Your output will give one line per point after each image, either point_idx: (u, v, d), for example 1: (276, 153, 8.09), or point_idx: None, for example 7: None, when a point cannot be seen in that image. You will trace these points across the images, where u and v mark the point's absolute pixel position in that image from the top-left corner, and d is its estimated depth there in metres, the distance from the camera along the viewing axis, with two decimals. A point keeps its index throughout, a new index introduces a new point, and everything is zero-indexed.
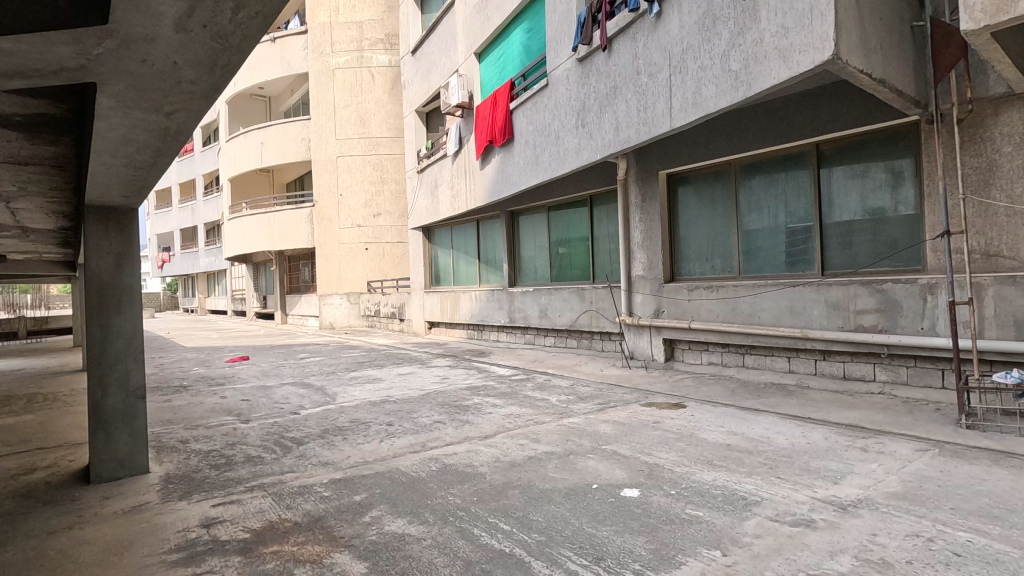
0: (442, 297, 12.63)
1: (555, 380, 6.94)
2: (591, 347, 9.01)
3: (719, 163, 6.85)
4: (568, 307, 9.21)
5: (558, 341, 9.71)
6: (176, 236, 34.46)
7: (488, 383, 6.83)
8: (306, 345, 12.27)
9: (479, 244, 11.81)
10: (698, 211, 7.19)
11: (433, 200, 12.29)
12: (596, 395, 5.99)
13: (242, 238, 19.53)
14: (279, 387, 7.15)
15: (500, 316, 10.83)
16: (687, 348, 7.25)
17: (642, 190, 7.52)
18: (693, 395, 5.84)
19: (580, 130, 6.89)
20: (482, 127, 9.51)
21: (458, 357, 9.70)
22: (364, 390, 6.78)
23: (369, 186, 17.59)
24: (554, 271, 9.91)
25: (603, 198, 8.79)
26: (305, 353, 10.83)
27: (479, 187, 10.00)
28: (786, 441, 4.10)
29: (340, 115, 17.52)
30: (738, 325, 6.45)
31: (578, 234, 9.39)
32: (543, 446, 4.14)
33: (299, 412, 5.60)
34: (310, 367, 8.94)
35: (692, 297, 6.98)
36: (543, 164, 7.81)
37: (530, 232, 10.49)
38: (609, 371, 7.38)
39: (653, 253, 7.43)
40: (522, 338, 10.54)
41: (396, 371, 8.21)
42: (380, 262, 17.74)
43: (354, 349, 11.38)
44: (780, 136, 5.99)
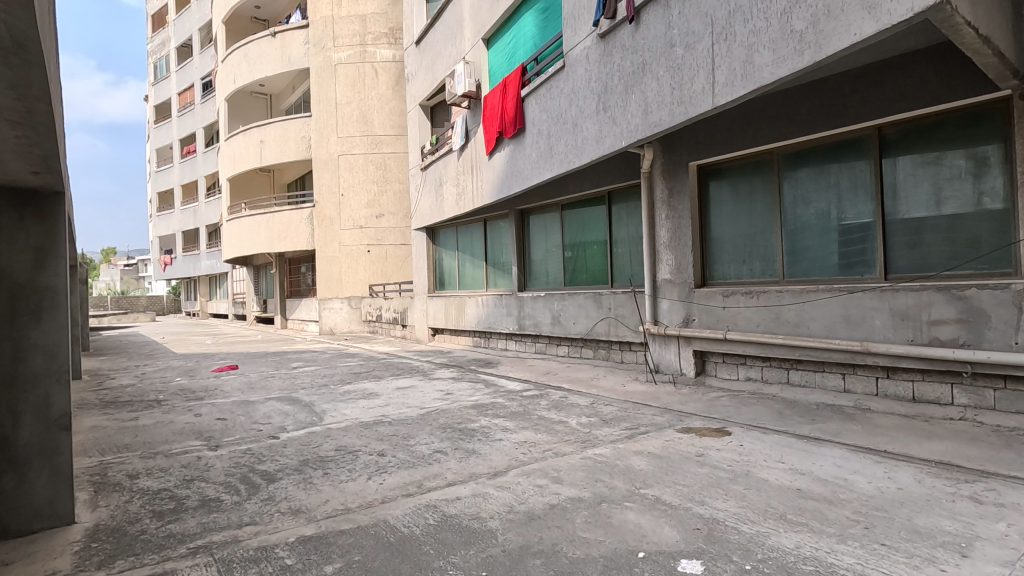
0: (446, 303, 11.87)
1: (572, 398, 6.15)
2: (609, 358, 8.21)
3: (759, 152, 6.05)
4: (583, 315, 8.42)
5: (571, 352, 8.92)
6: (178, 238, 33.95)
7: (497, 401, 6.05)
8: (301, 354, 11.52)
9: (487, 246, 11.06)
10: (733, 208, 6.39)
11: (437, 199, 11.54)
12: (622, 417, 5.19)
13: (241, 240, 18.88)
14: (263, 402, 6.40)
15: (508, 323, 10.05)
16: (720, 361, 6.45)
17: (669, 185, 6.73)
18: (735, 417, 5.04)
19: (602, 115, 6.12)
20: (491, 118, 8.76)
21: (463, 367, 8.93)
22: (357, 407, 6.01)
23: (371, 185, 16.90)
24: (568, 274, 9.14)
25: (622, 195, 8.02)
26: (299, 362, 10.08)
27: (486, 183, 9.25)
28: (870, 485, 3.29)
29: (342, 112, 16.86)
30: (783, 336, 5.63)
31: (594, 235, 8.62)
32: (566, 489, 3.36)
33: (278, 436, 4.84)
34: (302, 378, 8.17)
35: (727, 304, 6.17)
36: (558, 156, 7.05)
37: (542, 233, 9.72)
38: (632, 387, 6.58)
39: (682, 255, 6.63)
40: (532, 347, 9.75)
41: (394, 384, 7.43)
42: (383, 265, 17.02)
43: (351, 358, 10.61)
44: (834, 119, 5.20)
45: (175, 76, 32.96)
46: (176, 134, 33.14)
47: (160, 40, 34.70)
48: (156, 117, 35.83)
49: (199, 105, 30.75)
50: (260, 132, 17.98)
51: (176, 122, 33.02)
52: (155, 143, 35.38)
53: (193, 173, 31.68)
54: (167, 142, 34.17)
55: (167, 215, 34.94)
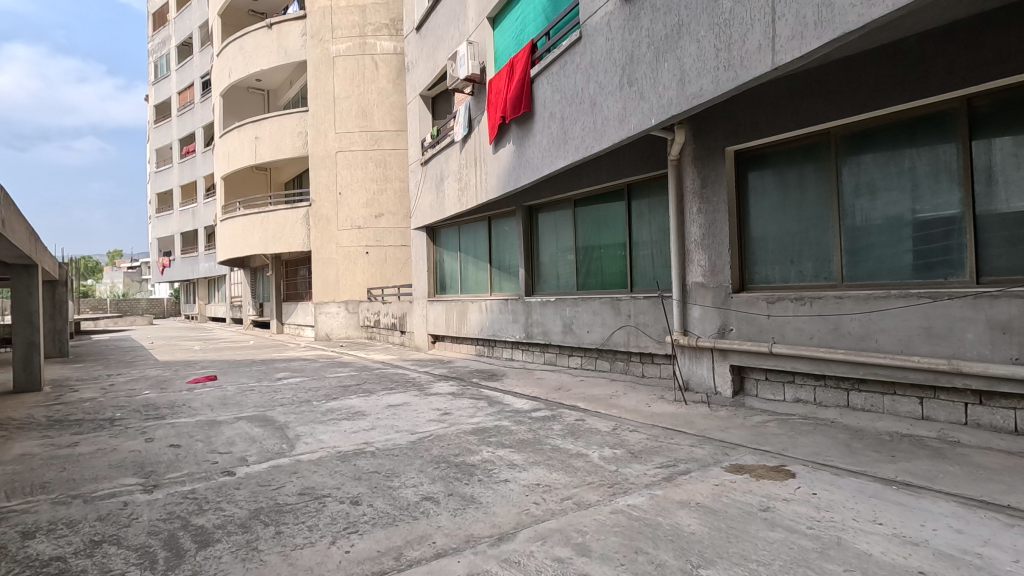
0: (447, 308, 10.98)
1: (590, 421, 5.25)
2: (628, 372, 7.32)
3: (812, 134, 5.15)
4: (599, 322, 7.54)
5: (585, 363, 8.02)
6: (177, 241, 33.26)
7: (503, 425, 5.17)
8: (290, 362, 10.64)
9: (492, 247, 10.17)
10: (778, 199, 5.48)
11: (438, 196, 10.67)
12: (653, 449, 4.29)
13: (235, 241, 18.08)
14: (230, 423, 5.51)
15: (514, 331, 9.16)
16: (762, 379, 5.53)
17: (702, 173, 5.85)
18: (793, 451, 4.12)
19: (626, 90, 5.24)
20: (496, 103, 7.89)
21: (465, 380, 8.03)
22: (338, 431, 5.12)
23: (370, 184, 16.08)
24: (582, 278, 8.24)
25: (645, 188, 7.14)
26: (286, 373, 9.20)
27: (491, 176, 8.38)
28: (1019, 567, 2.37)
29: (340, 107, 16.05)
30: (844, 351, 4.71)
31: (611, 233, 7.73)
32: (597, 566, 2.45)
33: (235, 472, 3.96)
34: (285, 392, 7.29)
35: (773, 313, 5.26)
36: (573, 142, 6.18)
37: (552, 232, 8.81)
38: (659, 408, 5.67)
39: (717, 255, 5.73)
40: (540, 358, 8.85)
41: (385, 401, 6.54)
42: (382, 267, 16.17)
43: (343, 368, 9.73)
44: (912, 88, 4.29)
45: (175, 75, 32.37)
46: (175, 134, 32.52)
47: (161, 39, 34.14)
48: (155, 117, 35.23)
49: (198, 104, 30.11)
50: (255, 129, 17.20)
51: (176, 122, 32.40)
52: (155, 144, 34.75)
53: (192, 174, 31.03)
54: (167, 143, 33.55)
55: (166, 216, 34.24)
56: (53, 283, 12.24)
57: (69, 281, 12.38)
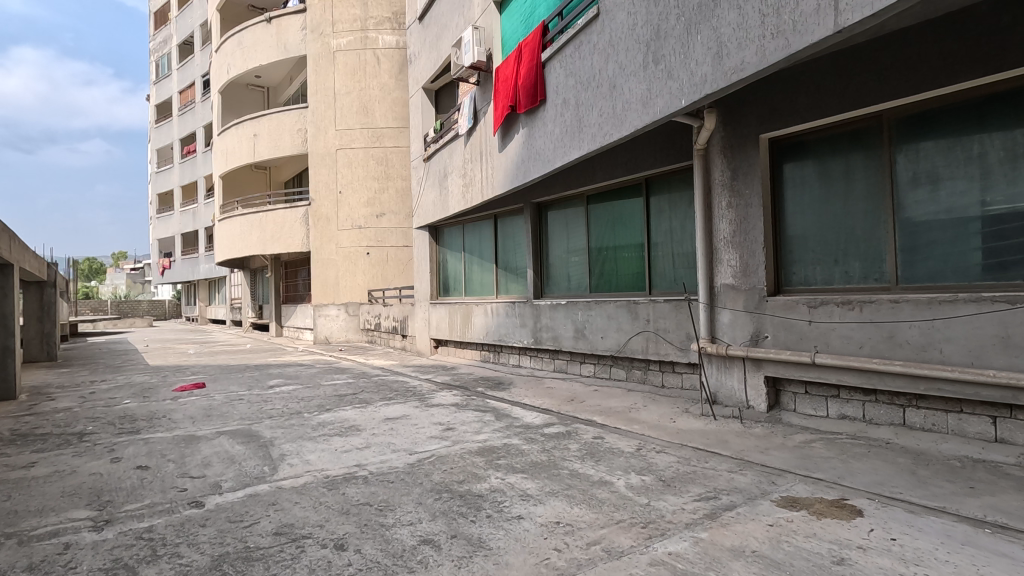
0: (451, 311, 10.44)
1: (611, 439, 4.69)
2: (646, 381, 6.78)
3: (859, 118, 4.59)
4: (614, 328, 7.01)
5: (598, 372, 7.47)
6: (178, 242, 32.87)
7: (513, 444, 4.62)
8: (286, 368, 10.12)
9: (498, 247, 9.63)
10: (820, 191, 4.91)
11: (441, 193, 10.13)
12: (687, 475, 3.73)
13: (232, 241, 17.58)
14: (210, 440, 4.96)
15: (522, 336, 8.62)
16: (800, 392, 4.96)
17: (732, 163, 5.29)
18: (851, 480, 3.55)
19: (651, 69, 4.70)
20: (503, 92, 7.35)
21: (469, 389, 7.48)
22: (328, 450, 4.57)
23: (371, 182, 15.58)
24: (595, 279, 7.70)
25: (665, 182, 6.61)
26: (279, 380, 8.65)
27: (498, 170, 7.84)
28: None
29: (341, 103, 15.56)
30: (901, 363, 4.14)
31: (627, 231, 7.19)
32: None
33: (204, 503, 3.41)
34: (275, 402, 6.75)
35: (816, 318, 4.70)
36: (589, 131, 5.64)
37: (562, 231, 8.28)
38: (687, 424, 5.11)
39: (749, 254, 5.18)
40: (550, 365, 8.30)
41: (383, 413, 5.99)
42: (383, 268, 15.65)
43: (341, 375, 9.18)
44: (986, 60, 3.73)
45: (177, 74, 31.98)
46: (176, 134, 32.15)
47: (162, 38, 33.79)
48: (156, 117, 34.88)
49: (199, 103, 29.73)
50: (254, 126, 16.72)
51: (176, 122, 32.02)
52: (155, 144, 34.37)
53: (193, 174, 30.63)
54: (168, 143, 33.18)
55: (166, 217, 33.84)
56: (40, 285, 11.73)
57: (56, 282, 11.84)
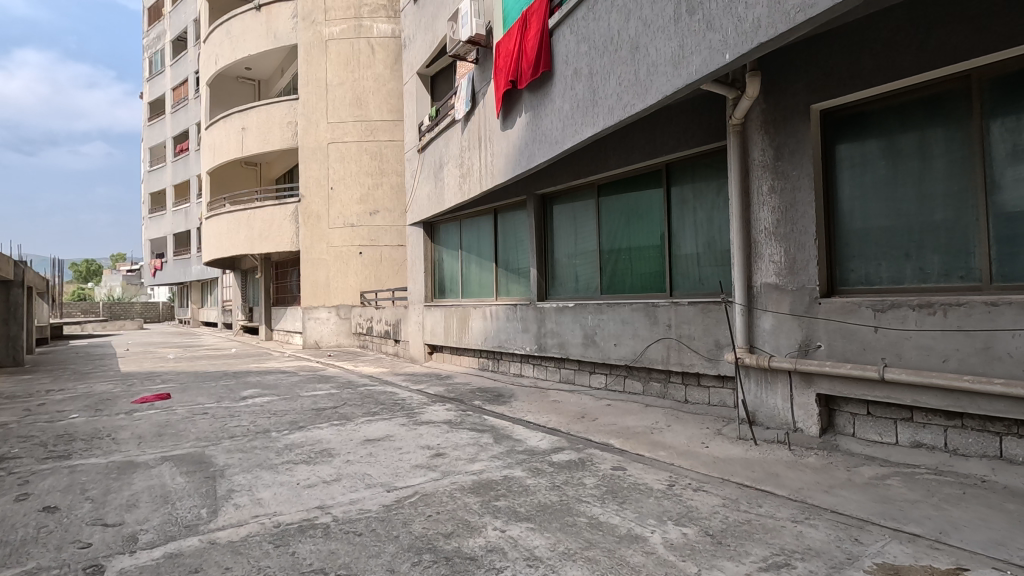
0: (446, 314, 9.60)
1: (635, 472, 3.84)
2: (666, 396, 5.98)
3: (938, 81, 3.77)
4: (630, 334, 6.23)
5: (610, 383, 6.64)
6: (170, 243, 32.03)
7: (515, 478, 3.77)
8: (266, 376, 9.24)
9: (498, 244, 8.81)
10: (886, 172, 4.08)
11: (437, 185, 9.29)
12: (742, 529, 2.87)
13: (219, 240, 16.75)
14: (149, 469, 4.09)
15: (524, 342, 7.77)
16: (862, 413, 4.12)
17: (775, 140, 4.47)
18: (959, 538, 2.71)
19: (685, 20, 3.88)
20: (504, 67, 6.53)
21: (465, 402, 6.64)
22: (288, 485, 3.70)
23: (364, 178, 14.76)
24: (607, 279, 6.88)
25: (688, 168, 5.84)
26: (255, 390, 7.78)
27: (498, 157, 7.03)
28: None
29: (333, 95, 14.78)
30: (1003, 381, 3.30)
31: (644, 224, 6.38)
32: None
33: (103, 568, 2.55)
34: (242, 418, 5.87)
35: (884, 325, 3.86)
36: (605, 103, 4.83)
37: (569, 226, 7.45)
38: (724, 451, 4.27)
39: (797, 247, 4.35)
40: (555, 375, 7.46)
41: (364, 434, 5.13)
42: (376, 269, 14.80)
43: (324, 384, 8.31)
44: None
45: (170, 71, 31.17)
46: (169, 131, 31.32)
47: (156, 33, 32.99)
48: (150, 114, 34.06)
49: (192, 100, 28.94)
50: (242, 118, 15.90)
51: (169, 119, 31.20)
52: (148, 142, 33.53)
53: (185, 172, 29.80)
54: (161, 141, 32.37)
55: (159, 217, 32.99)
56: (7, 284, 11.22)
57: (25, 282, 11.35)
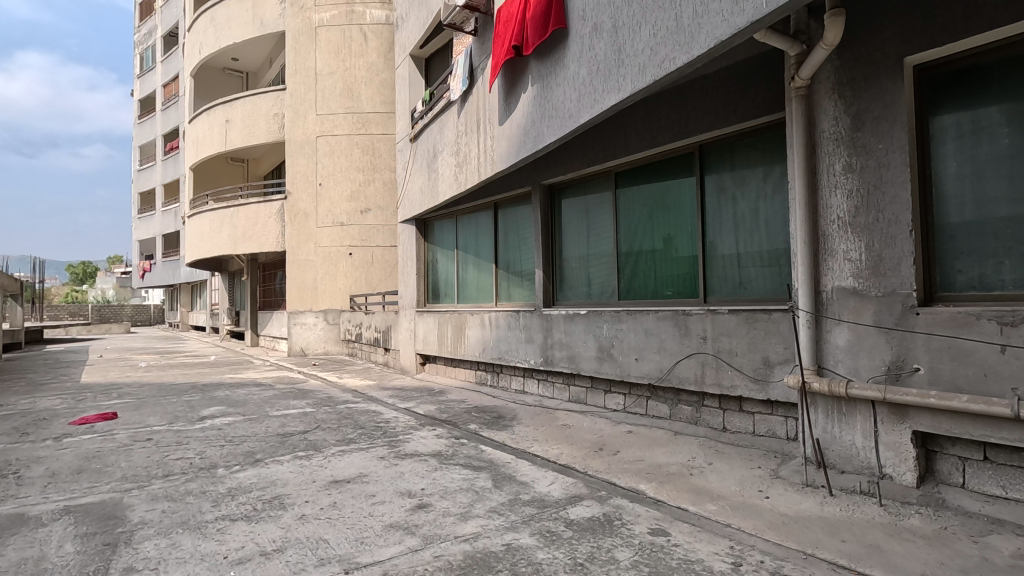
0: (440, 321, 8.63)
1: (684, 541, 2.85)
2: (700, 423, 5.01)
3: None
4: (654, 347, 5.27)
5: (630, 405, 5.67)
6: (159, 244, 31.00)
7: (521, 551, 2.77)
8: (237, 390, 8.22)
9: (499, 243, 7.84)
10: (1010, 143, 3.12)
11: (431, 177, 8.31)
12: None
13: (202, 240, 15.75)
14: (34, 530, 3.08)
15: (528, 354, 6.79)
16: (976, 458, 3.13)
17: (854, 105, 3.52)
18: None
19: None
20: (504, 31, 5.55)
21: (459, 426, 5.65)
22: (209, 561, 2.69)
23: (355, 174, 13.82)
24: (625, 282, 5.92)
25: (727, 150, 4.91)
26: (219, 408, 6.76)
27: (499, 140, 6.07)
28: None
29: (322, 85, 13.84)
30: None
31: (670, 218, 5.43)
32: None
33: None
34: (190, 448, 4.86)
35: (1016, 345, 2.88)
36: (634, 61, 3.87)
37: (580, 220, 6.50)
38: (793, 506, 3.27)
39: (885, 242, 3.38)
40: (564, 393, 6.48)
41: (331, 472, 4.14)
42: (367, 271, 13.82)
43: (299, 400, 7.29)
44: None
45: (161, 67, 30.23)
46: (159, 130, 30.37)
47: (148, 29, 32.14)
48: (141, 112, 33.13)
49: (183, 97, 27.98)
50: (226, 110, 14.92)
51: (160, 117, 30.30)
52: (138, 141, 32.57)
53: (175, 171, 28.83)
54: (151, 139, 31.45)
55: (148, 218, 31.97)
56: None
57: None
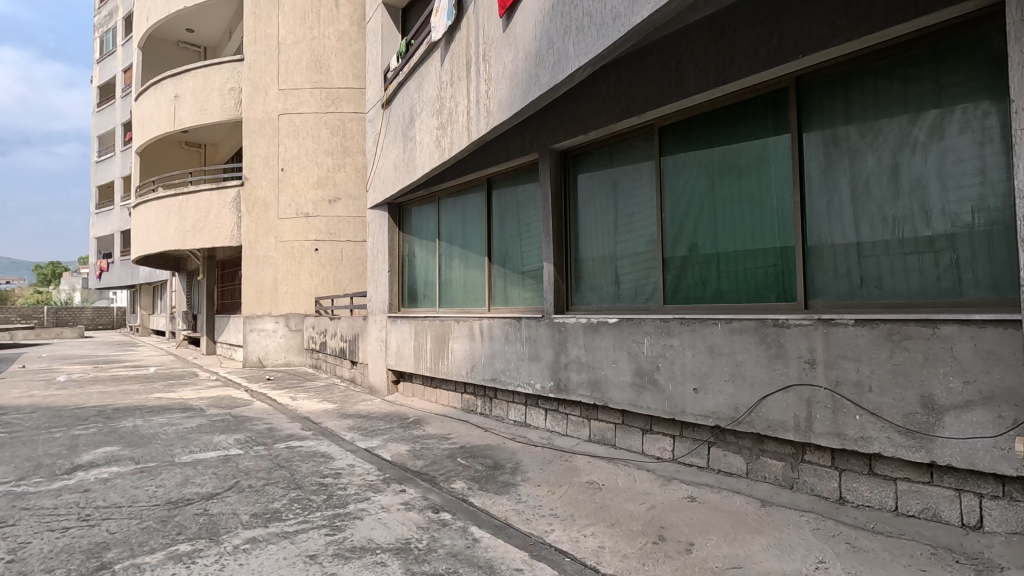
0: (416, 330, 6.89)
1: None
2: (800, 488, 3.35)
3: None
4: (724, 372, 3.62)
5: (682, 453, 4.00)
6: (116, 242, 28.65)
7: None
8: (153, 418, 6.36)
9: (491, 230, 6.15)
10: None
11: (407, 148, 6.59)
12: None
13: (147, 233, 13.77)
14: None
15: (533, 376, 5.09)
16: None
17: None
18: None
19: None
20: None
21: (439, 485, 3.92)
22: None
23: (323, 158, 12.04)
24: (672, 280, 4.28)
25: (841, 82, 3.31)
26: (109, 451, 4.90)
27: (497, 81, 4.39)
28: None
29: (286, 55, 12.05)
30: None
31: (746, 188, 3.80)
32: None
33: None
34: (7, 537, 3.05)
35: None
36: None
37: (605, 197, 4.84)
38: None
39: None
40: (581, 430, 4.79)
41: None
42: (335, 270, 12.00)
43: (227, 436, 5.47)
44: None
45: (122, 51, 28.02)
46: (119, 118, 28.12)
47: (109, 10, 29.92)
48: (100, 100, 30.76)
49: None
50: (175, 84, 13.00)
51: (120, 104, 28.05)
52: (97, 130, 30.22)
53: None
54: (111, 129, 29.17)
55: (106, 213, 29.61)
56: None
57: None
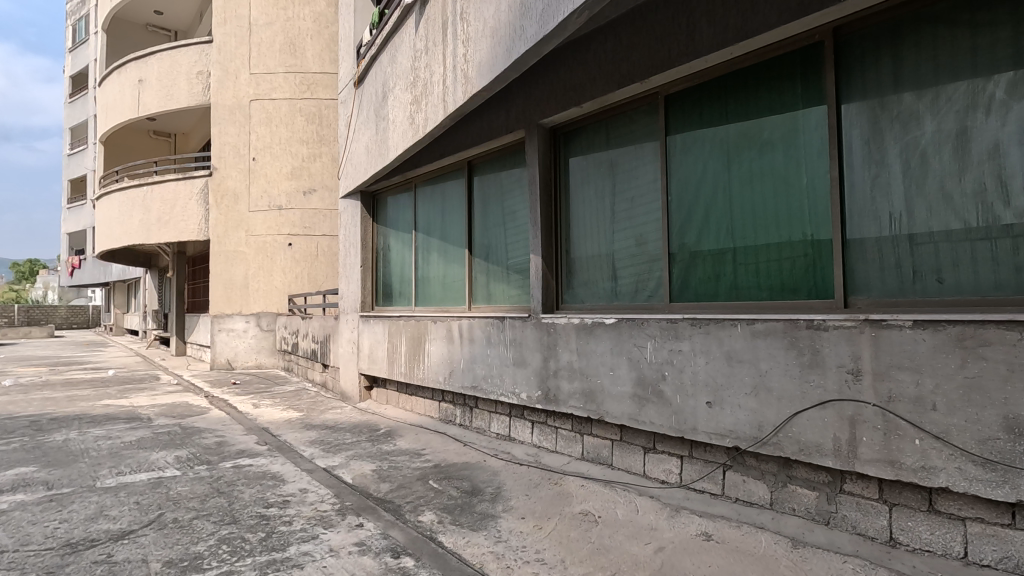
0: (389, 331, 6.24)
1: None
2: (839, 525, 2.75)
3: None
4: (744, 383, 3.03)
5: (692, 477, 3.39)
6: (89, 238, 27.55)
7: None
8: (90, 430, 5.64)
9: (472, 220, 5.52)
10: None
11: (379, 129, 5.94)
12: None
13: (110, 227, 12.94)
14: None
15: (518, 385, 4.47)
16: None
17: None
18: None
19: None
20: None
21: (404, 517, 3.28)
22: None
23: (297, 147, 11.32)
24: (679, 273, 3.68)
25: (891, 33, 2.73)
26: (22, 472, 4.19)
27: (476, 41, 3.76)
28: None
29: (258, 37, 11.31)
30: None
31: (769, 165, 3.22)
32: None
33: None
34: None
35: None
36: None
37: (601, 180, 4.23)
38: None
39: None
40: (573, 446, 4.16)
41: None
42: (310, 266, 11.29)
43: (168, 452, 4.78)
44: None
45: (94, 40, 26.93)
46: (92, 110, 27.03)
47: None
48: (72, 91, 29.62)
49: None
50: (139, 68, 12.20)
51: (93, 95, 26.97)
52: (69, 122, 29.07)
53: None
54: (83, 121, 28.06)
55: (78, 209, 28.48)
56: None
57: None
